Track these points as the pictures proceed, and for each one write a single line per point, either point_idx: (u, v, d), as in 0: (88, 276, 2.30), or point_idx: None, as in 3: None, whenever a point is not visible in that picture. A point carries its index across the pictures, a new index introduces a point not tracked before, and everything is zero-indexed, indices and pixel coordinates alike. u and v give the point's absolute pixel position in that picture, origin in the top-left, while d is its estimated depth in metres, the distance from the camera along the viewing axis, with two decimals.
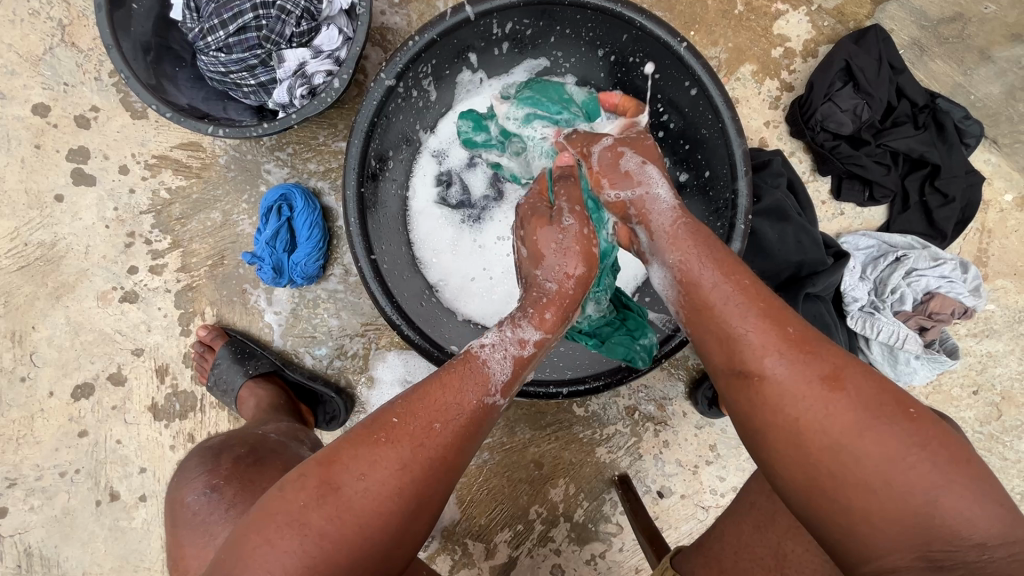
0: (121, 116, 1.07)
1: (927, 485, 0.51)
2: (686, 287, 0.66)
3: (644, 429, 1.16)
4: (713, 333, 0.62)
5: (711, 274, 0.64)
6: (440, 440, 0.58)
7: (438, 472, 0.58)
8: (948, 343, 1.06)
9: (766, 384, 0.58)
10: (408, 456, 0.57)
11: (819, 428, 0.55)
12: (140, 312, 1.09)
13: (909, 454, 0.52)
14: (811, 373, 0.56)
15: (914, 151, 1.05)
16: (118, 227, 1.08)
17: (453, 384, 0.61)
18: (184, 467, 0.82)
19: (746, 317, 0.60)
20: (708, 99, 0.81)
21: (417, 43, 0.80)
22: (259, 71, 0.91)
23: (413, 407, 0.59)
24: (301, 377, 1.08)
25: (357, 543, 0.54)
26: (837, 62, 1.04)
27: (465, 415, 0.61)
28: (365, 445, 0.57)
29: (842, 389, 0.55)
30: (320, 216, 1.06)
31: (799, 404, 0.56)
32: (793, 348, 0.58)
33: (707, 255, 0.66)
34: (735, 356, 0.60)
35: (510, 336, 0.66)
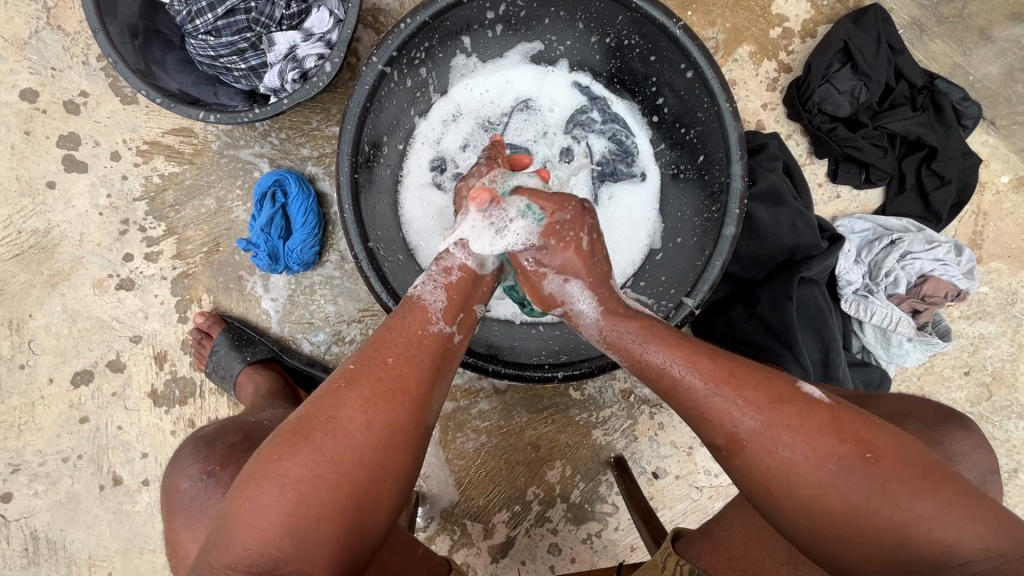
0: (111, 102, 1.06)
1: (911, 517, 0.52)
2: (642, 371, 0.66)
3: (639, 411, 1.18)
4: (685, 410, 0.62)
5: (659, 354, 0.64)
6: (398, 373, 0.63)
7: (399, 405, 0.61)
8: (941, 326, 1.07)
9: (739, 454, 0.58)
10: (369, 392, 0.61)
11: (799, 491, 0.56)
12: (136, 299, 1.09)
13: (890, 497, 0.52)
14: (778, 434, 0.56)
15: (911, 133, 1.04)
16: (111, 215, 1.08)
17: (399, 323, 0.67)
18: (179, 456, 0.83)
19: (706, 388, 0.60)
20: (704, 82, 0.80)
21: (409, 25, 0.79)
22: (249, 55, 0.90)
23: (372, 353, 0.64)
24: (299, 363, 1.09)
25: (329, 484, 0.57)
26: (835, 43, 1.03)
27: (419, 348, 0.66)
28: (331, 393, 0.61)
29: (803, 449, 0.55)
30: (314, 201, 1.05)
31: (778, 465, 0.56)
32: (753, 411, 0.58)
33: (648, 338, 0.66)
34: (707, 431, 0.60)
35: (440, 273, 0.72)
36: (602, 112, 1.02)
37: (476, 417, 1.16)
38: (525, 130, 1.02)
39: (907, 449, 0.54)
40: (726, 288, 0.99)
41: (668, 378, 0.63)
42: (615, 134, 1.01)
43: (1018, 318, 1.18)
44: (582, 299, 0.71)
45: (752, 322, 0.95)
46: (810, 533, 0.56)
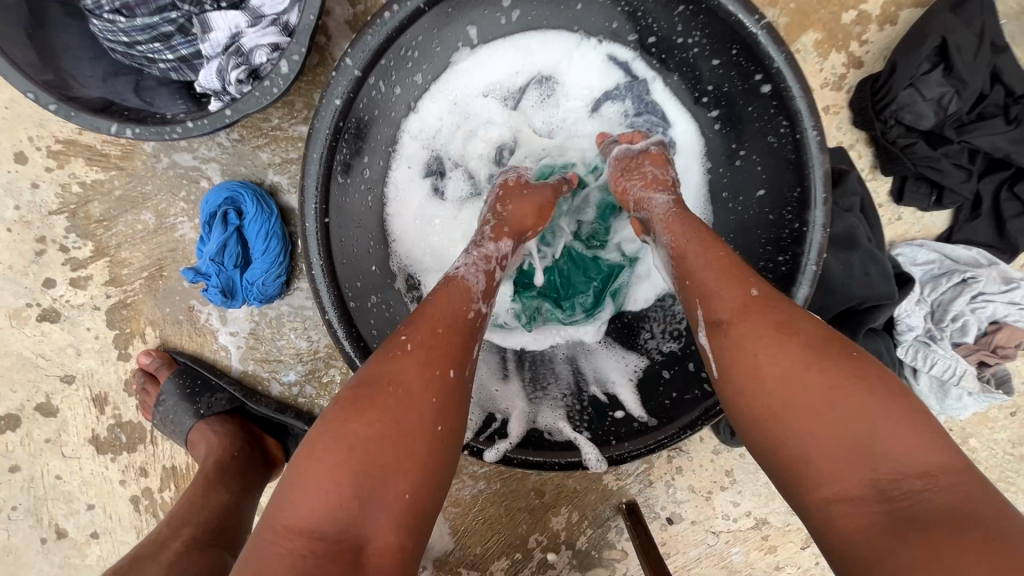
0: (9, 87, 0.82)
1: (833, 398, 0.46)
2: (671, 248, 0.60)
3: (656, 455, 1.05)
4: (691, 293, 0.56)
5: (687, 229, 0.60)
6: (449, 343, 0.53)
7: (460, 365, 0.53)
8: (1004, 375, 0.92)
9: (732, 333, 0.51)
10: (426, 354, 0.51)
11: (746, 369, 0.50)
12: (65, 334, 0.90)
13: (825, 380, 0.46)
14: (743, 297, 0.52)
15: (999, 151, 0.87)
16: (23, 231, 0.87)
17: (443, 296, 0.57)
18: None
19: (720, 274, 0.55)
20: (782, 95, 0.62)
21: (398, 13, 0.59)
22: (177, 42, 0.67)
23: (415, 322, 0.54)
24: (267, 411, 0.92)
25: (409, 443, 0.47)
26: (930, 39, 0.81)
27: (463, 325, 0.56)
28: (380, 368, 0.50)
29: (769, 333, 0.50)
30: (278, 221, 0.85)
31: (747, 350, 0.50)
32: (756, 296, 0.52)
33: (688, 221, 0.61)
34: (706, 304, 0.54)
35: (481, 260, 0.63)
36: (637, 98, 0.81)
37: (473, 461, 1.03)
38: (540, 113, 0.84)
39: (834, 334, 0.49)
40: None
41: (687, 270, 0.57)
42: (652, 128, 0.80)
43: None
44: (658, 190, 0.66)
45: None
46: (758, 415, 0.49)
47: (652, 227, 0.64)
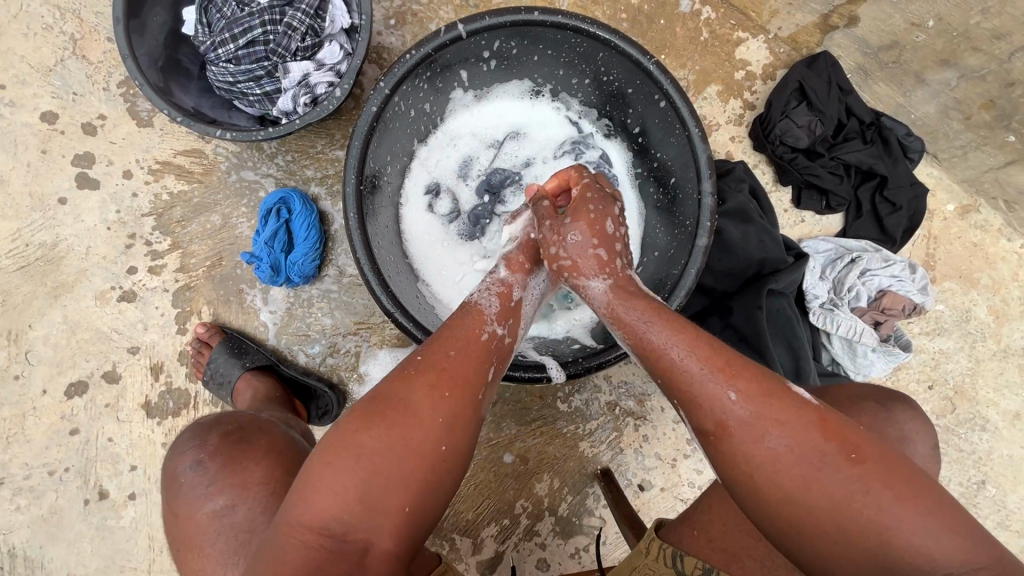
0: (128, 124, 1.12)
1: (813, 466, 0.57)
2: (643, 350, 0.69)
3: (624, 424, 1.22)
4: (675, 392, 0.65)
5: (659, 334, 0.68)
6: (464, 363, 0.67)
7: (475, 384, 0.66)
8: (902, 338, 1.15)
9: (725, 442, 0.61)
10: (435, 381, 0.64)
11: (736, 459, 0.60)
12: (137, 311, 1.13)
13: (807, 461, 0.57)
14: (727, 398, 0.61)
15: (864, 163, 1.16)
16: (119, 229, 1.13)
17: (458, 323, 0.72)
18: (173, 445, 0.84)
19: (703, 373, 0.63)
20: (676, 109, 0.90)
21: (413, 56, 0.87)
22: (264, 81, 0.98)
23: (435, 347, 0.69)
24: (295, 372, 1.12)
25: (422, 450, 0.60)
26: (791, 84, 1.15)
27: (478, 345, 0.70)
28: (399, 378, 0.65)
29: (790, 442, 0.58)
30: (317, 218, 1.11)
31: (746, 456, 0.59)
32: (743, 401, 0.61)
33: (652, 317, 0.70)
34: (697, 414, 0.62)
35: (496, 285, 0.79)
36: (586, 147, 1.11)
37: None
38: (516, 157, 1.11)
39: (822, 419, 0.59)
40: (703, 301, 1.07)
41: (667, 362, 0.66)
42: (600, 166, 1.08)
43: (974, 334, 1.26)
44: (592, 276, 0.77)
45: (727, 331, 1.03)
46: (776, 497, 0.58)
47: (595, 315, 0.76)
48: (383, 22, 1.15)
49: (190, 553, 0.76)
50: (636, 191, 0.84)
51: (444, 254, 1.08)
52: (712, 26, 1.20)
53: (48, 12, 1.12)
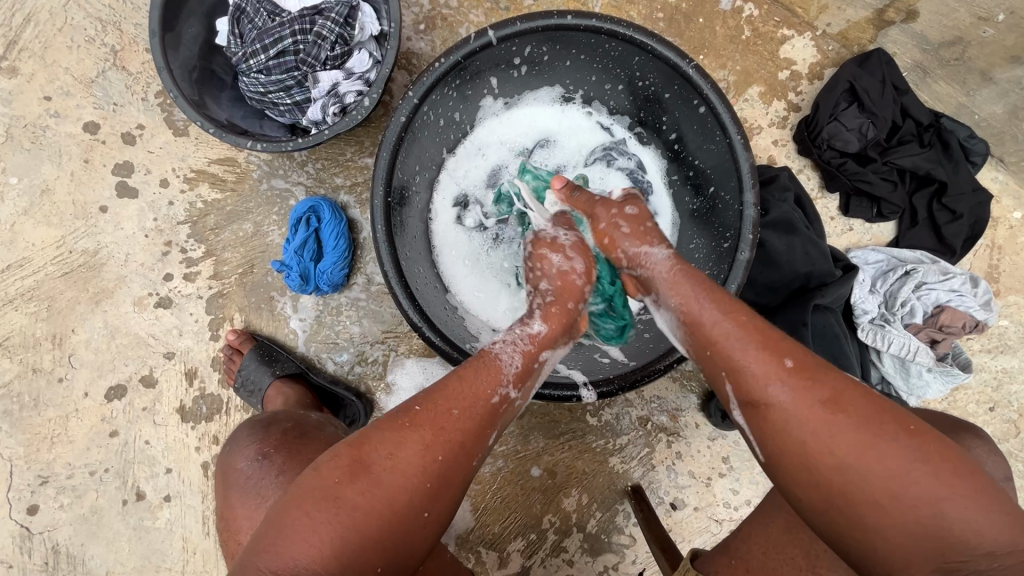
0: (164, 134, 1.15)
1: (870, 436, 0.55)
2: (690, 322, 0.67)
3: (657, 439, 1.17)
4: (721, 361, 0.63)
5: (711, 309, 0.66)
6: (463, 425, 0.64)
7: (470, 448, 0.64)
8: (961, 357, 1.07)
9: (774, 412, 0.59)
10: (431, 438, 0.62)
11: (787, 427, 0.58)
12: (173, 317, 1.15)
13: (862, 431, 0.55)
14: (780, 367, 0.59)
15: (920, 168, 1.07)
16: (156, 237, 1.15)
17: (470, 377, 0.67)
18: (235, 438, 0.85)
19: (750, 346, 0.62)
20: (716, 115, 0.85)
21: (442, 64, 0.84)
22: (295, 91, 0.98)
23: (437, 399, 0.65)
24: (324, 381, 1.13)
25: (398, 509, 0.59)
26: (841, 84, 1.08)
27: (484, 408, 0.66)
28: (393, 429, 0.62)
29: (846, 411, 0.56)
30: (346, 226, 1.11)
31: (796, 424, 0.57)
32: (794, 372, 0.59)
33: (704, 291, 0.67)
34: (741, 386, 0.61)
35: (522, 338, 0.73)
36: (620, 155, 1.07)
37: (493, 441, 1.17)
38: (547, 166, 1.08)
39: (873, 396, 0.57)
40: None
41: (715, 341, 0.64)
42: (634, 172, 1.05)
43: None
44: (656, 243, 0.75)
45: None
46: (831, 479, 0.56)
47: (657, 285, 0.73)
48: (413, 27, 1.14)
49: (237, 544, 0.77)
50: (649, 229, 0.78)
51: (472, 266, 1.06)
52: (754, 24, 1.14)
53: (90, 24, 1.15)
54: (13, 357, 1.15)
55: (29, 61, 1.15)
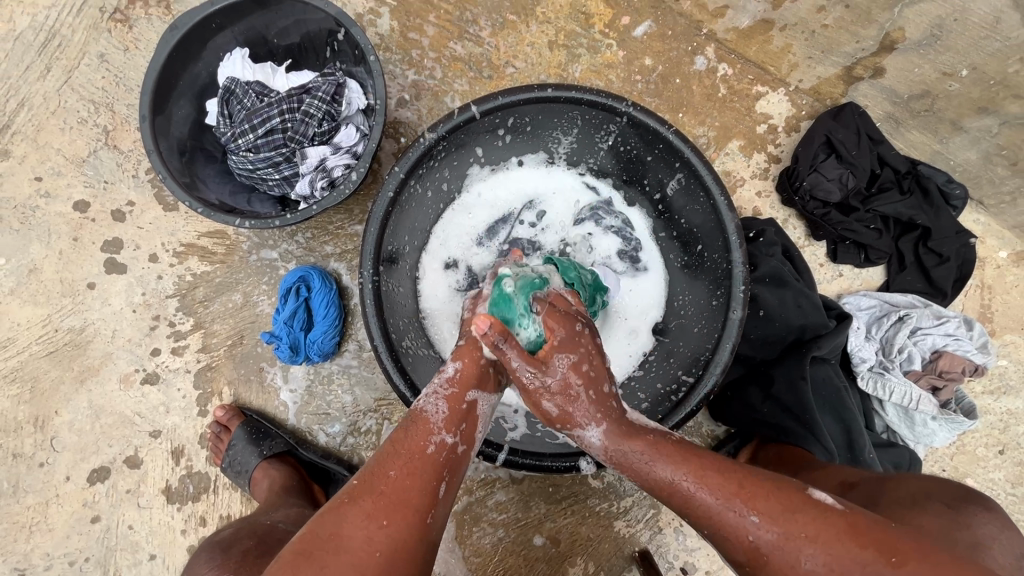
0: (154, 210, 1.15)
1: (852, 574, 0.54)
2: (649, 485, 0.65)
3: (662, 499, 1.13)
4: (694, 522, 0.63)
5: (666, 468, 0.64)
6: (403, 487, 0.61)
7: (418, 506, 0.60)
8: (965, 403, 1.05)
9: (761, 565, 0.59)
10: (372, 506, 0.59)
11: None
12: (160, 394, 1.13)
13: (848, 570, 0.54)
14: (749, 522, 0.59)
15: (903, 215, 1.09)
16: (144, 311, 1.14)
17: (401, 437, 0.65)
18: (196, 563, 0.83)
19: (718, 504, 0.61)
20: (699, 178, 0.86)
21: (428, 139, 0.86)
22: (283, 167, 0.99)
23: (375, 468, 0.63)
24: (314, 456, 1.09)
25: None
26: (817, 137, 1.10)
27: (422, 461, 0.63)
28: (332, 512, 0.59)
29: (824, 559, 0.55)
30: (336, 295, 1.10)
31: (783, 575, 0.57)
32: (766, 527, 0.58)
33: (653, 452, 0.65)
34: (726, 547, 0.61)
35: (441, 383, 0.70)
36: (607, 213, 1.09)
37: (493, 510, 1.12)
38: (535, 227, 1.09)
39: (848, 530, 0.56)
40: (739, 370, 1.01)
41: (677, 492, 0.63)
42: (622, 232, 1.07)
43: None
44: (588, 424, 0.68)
45: (770, 403, 0.96)
46: None
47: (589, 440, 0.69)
48: (399, 97, 1.17)
49: None
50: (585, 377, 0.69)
51: None
52: (729, 82, 1.18)
53: (83, 106, 1.17)
54: None
55: (21, 144, 1.17)
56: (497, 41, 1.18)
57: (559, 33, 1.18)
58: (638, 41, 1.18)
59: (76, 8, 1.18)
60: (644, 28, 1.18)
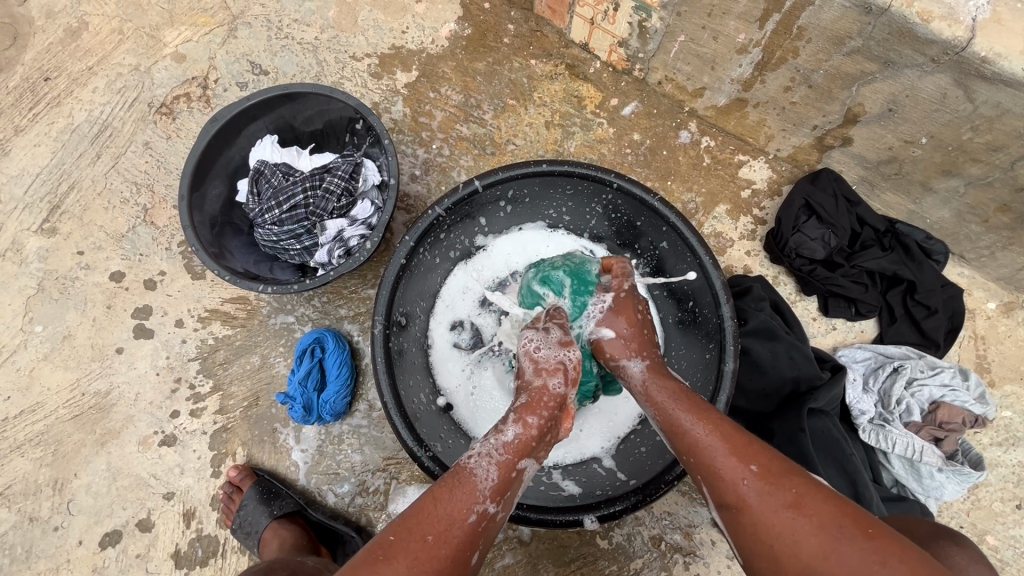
0: (183, 278, 1.24)
1: (826, 539, 0.55)
2: (669, 427, 0.69)
3: (672, 561, 1.11)
4: (697, 466, 0.65)
5: (687, 415, 0.68)
6: (440, 554, 0.62)
7: (450, 574, 0.61)
8: (971, 454, 1.05)
9: (744, 515, 0.60)
10: (406, 568, 0.60)
11: (758, 534, 0.59)
12: (176, 455, 1.16)
13: (826, 534, 0.56)
14: (745, 469, 0.62)
15: (886, 270, 1.15)
16: (167, 374, 1.20)
17: (444, 497, 0.66)
18: None
19: (724, 451, 0.64)
20: (685, 240, 0.94)
21: (436, 211, 0.95)
22: (304, 238, 1.09)
23: (411, 527, 0.63)
24: (323, 517, 1.11)
25: None
26: (796, 201, 1.19)
27: (461, 528, 0.64)
28: (367, 563, 0.60)
29: (805, 516, 0.57)
30: (348, 354, 1.16)
31: (764, 527, 0.59)
32: (760, 477, 0.61)
33: (679, 399, 0.70)
34: (716, 490, 0.63)
35: (496, 446, 0.71)
36: None
37: (501, 573, 1.10)
38: None
39: (834, 498, 0.59)
40: (739, 423, 1.04)
41: (689, 439, 0.67)
42: None
43: None
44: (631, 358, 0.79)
45: None
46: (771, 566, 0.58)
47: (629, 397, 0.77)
48: (411, 173, 1.29)
49: None
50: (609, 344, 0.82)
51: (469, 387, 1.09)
52: (712, 152, 1.28)
53: (127, 188, 1.30)
54: (11, 506, 1.14)
55: (68, 222, 1.28)
56: (499, 122, 1.31)
57: (555, 114, 1.31)
58: (626, 119, 1.30)
59: (128, 103, 1.34)
60: (631, 108, 1.31)
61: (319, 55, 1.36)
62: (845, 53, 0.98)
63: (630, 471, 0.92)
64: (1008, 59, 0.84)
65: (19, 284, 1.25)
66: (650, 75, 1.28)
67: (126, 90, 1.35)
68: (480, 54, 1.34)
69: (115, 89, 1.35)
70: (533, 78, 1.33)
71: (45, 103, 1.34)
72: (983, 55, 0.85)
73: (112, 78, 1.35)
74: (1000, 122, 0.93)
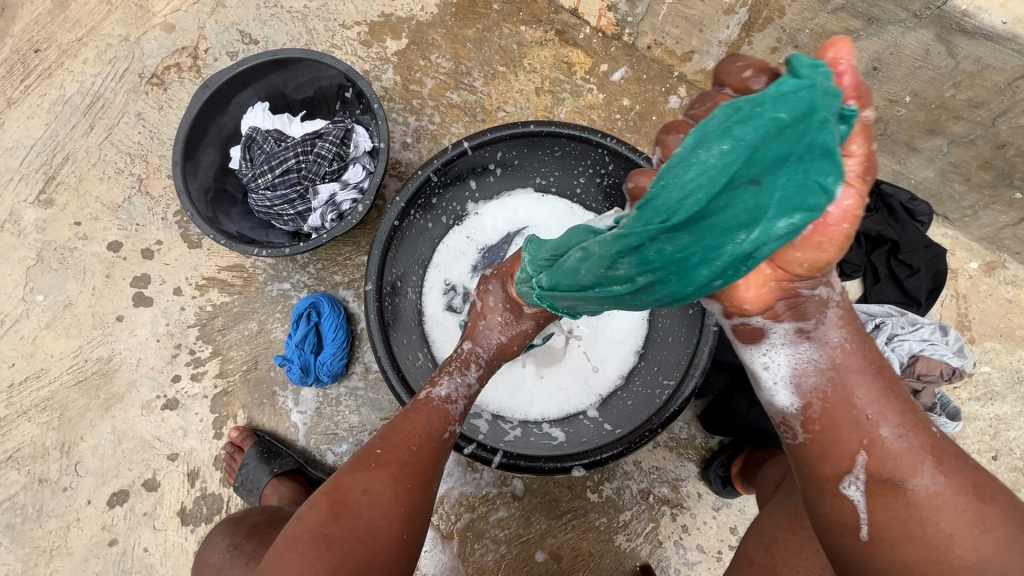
0: (180, 247, 1.26)
1: (997, 528, 0.53)
2: (836, 385, 0.58)
3: (660, 513, 1.15)
4: (865, 438, 0.57)
5: (865, 381, 0.58)
6: (424, 457, 0.73)
7: (433, 473, 0.73)
8: (949, 406, 1.09)
9: (913, 497, 0.55)
10: (397, 470, 0.70)
11: (922, 514, 0.55)
12: (178, 418, 1.20)
13: (995, 527, 0.53)
14: (925, 451, 0.57)
15: (871, 230, 1.17)
16: (167, 340, 1.23)
17: (422, 416, 0.76)
18: (214, 534, 0.96)
19: (907, 432, 0.57)
20: None
21: (424, 172, 0.96)
22: (297, 203, 1.11)
23: (397, 439, 0.73)
24: (322, 474, 1.16)
25: (380, 535, 0.65)
26: None
27: (439, 439, 0.75)
28: (362, 471, 0.69)
29: (978, 503, 0.55)
30: (344, 319, 1.18)
31: (933, 513, 0.54)
32: (936, 461, 0.56)
33: (862, 361, 0.59)
34: (889, 463, 0.56)
35: (461, 373, 0.81)
36: None
37: (495, 526, 1.15)
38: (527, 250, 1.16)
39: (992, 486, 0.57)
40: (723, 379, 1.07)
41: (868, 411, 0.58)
42: None
43: None
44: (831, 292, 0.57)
45: None
46: (920, 544, 0.54)
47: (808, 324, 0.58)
48: (402, 140, 1.30)
49: None
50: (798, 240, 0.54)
51: None
52: None
53: (121, 158, 1.31)
54: (21, 468, 1.17)
55: (64, 193, 1.30)
56: (489, 89, 1.32)
57: (545, 81, 1.32)
58: (616, 85, 1.31)
59: (119, 74, 1.34)
60: (621, 74, 1.31)
61: (308, 24, 1.36)
62: (831, 10, 0.98)
63: (615, 424, 0.97)
64: (988, 12, 0.85)
65: (18, 255, 1.27)
66: (640, 40, 1.29)
67: (116, 62, 1.35)
68: (469, 21, 1.34)
69: (106, 61, 1.35)
70: (523, 45, 1.33)
71: (36, 75, 1.34)
72: (963, 9, 0.86)
73: (102, 49, 1.35)
74: (981, 77, 0.94)
